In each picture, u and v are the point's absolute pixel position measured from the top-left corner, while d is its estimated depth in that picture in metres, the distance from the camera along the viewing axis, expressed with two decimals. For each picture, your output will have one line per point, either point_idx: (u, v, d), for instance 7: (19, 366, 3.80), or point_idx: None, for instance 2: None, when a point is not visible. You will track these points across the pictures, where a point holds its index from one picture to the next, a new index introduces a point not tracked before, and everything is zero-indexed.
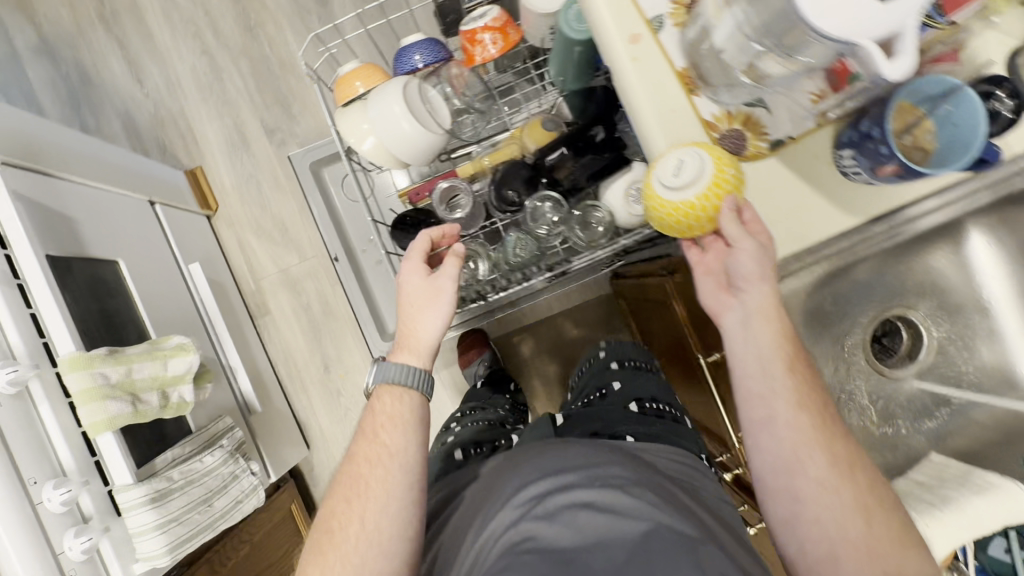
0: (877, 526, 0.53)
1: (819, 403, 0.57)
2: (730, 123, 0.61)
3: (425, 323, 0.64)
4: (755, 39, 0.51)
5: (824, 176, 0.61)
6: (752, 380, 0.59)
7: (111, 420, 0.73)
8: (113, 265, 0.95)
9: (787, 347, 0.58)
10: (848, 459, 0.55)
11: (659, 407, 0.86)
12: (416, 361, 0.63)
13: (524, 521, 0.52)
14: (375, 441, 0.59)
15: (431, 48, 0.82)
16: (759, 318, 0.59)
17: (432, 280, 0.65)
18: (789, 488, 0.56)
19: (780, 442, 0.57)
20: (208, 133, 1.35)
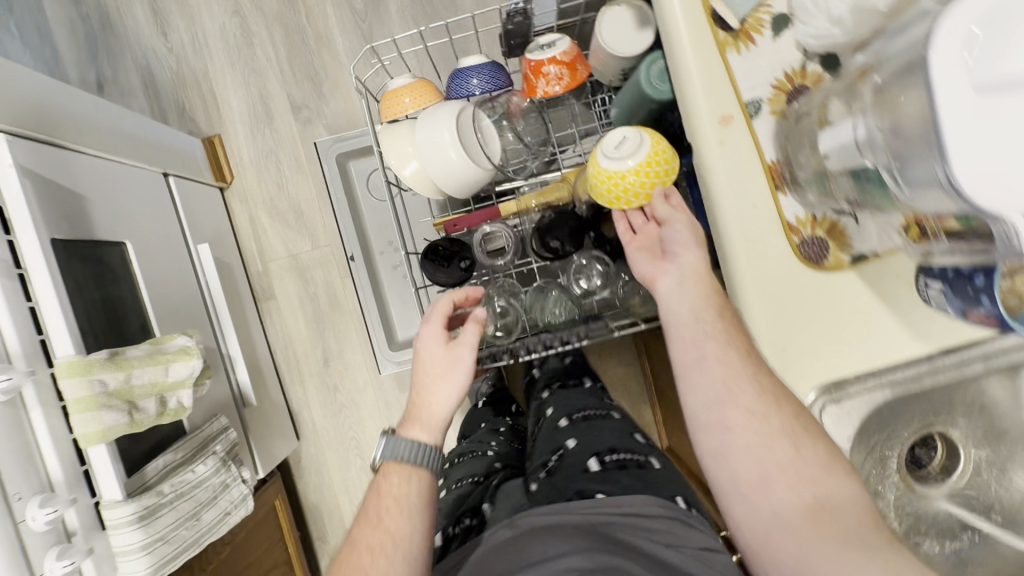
0: (806, 453, 0.50)
1: (747, 342, 0.55)
2: (813, 229, 0.57)
3: (440, 395, 0.64)
4: (871, 162, 0.46)
5: (903, 299, 0.57)
6: (683, 328, 0.57)
7: (105, 431, 0.69)
8: (119, 247, 0.89)
9: (714, 297, 0.58)
10: (774, 390, 0.53)
11: (624, 456, 0.74)
12: (427, 437, 0.62)
13: None
14: (378, 525, 0.55)
15: (492, 73, 0.74)
16: (693, 279, 0.59)
17: (450, 349, 0.66)
18: (720, 419, 0.53)
19: (710, 377, 0.54)
20: (230, 100, 1.28)
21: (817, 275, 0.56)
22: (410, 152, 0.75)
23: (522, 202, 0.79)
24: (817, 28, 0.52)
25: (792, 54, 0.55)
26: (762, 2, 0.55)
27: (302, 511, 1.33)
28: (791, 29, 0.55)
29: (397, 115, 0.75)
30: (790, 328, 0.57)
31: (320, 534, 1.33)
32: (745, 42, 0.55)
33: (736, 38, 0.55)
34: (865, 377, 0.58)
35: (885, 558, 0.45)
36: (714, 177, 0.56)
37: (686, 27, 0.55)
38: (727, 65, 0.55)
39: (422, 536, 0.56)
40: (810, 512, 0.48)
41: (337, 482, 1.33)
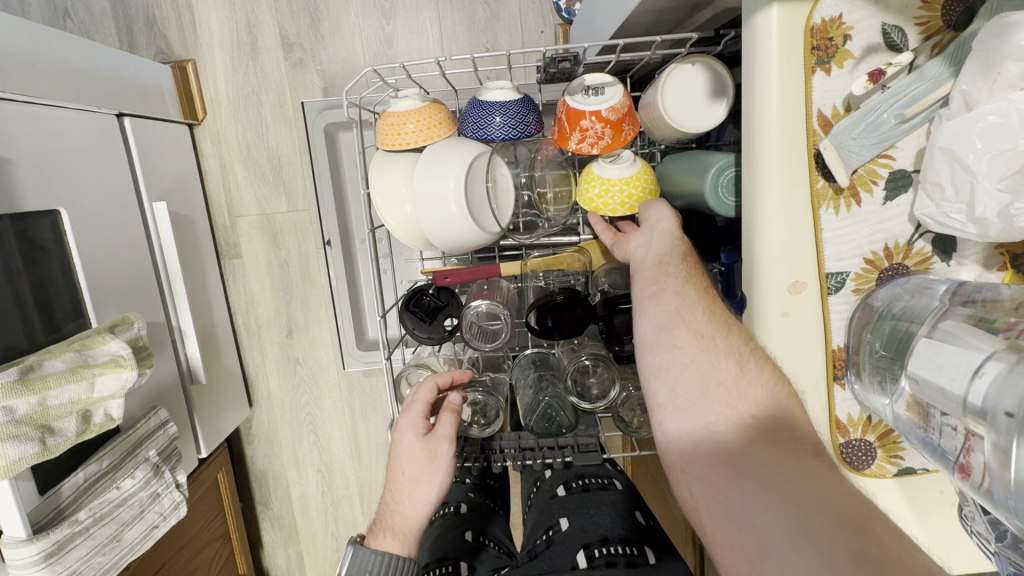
0: (751, 375, 0.42)
1: (707, 285, 0.48)
2: (864, 431, 0.47)
3: (414, 498, 0.56)
4: (973, 426, 0.36)
5: (939, 518, 0.49)
6: (645, 267, 0.51)
7: (8, 467, 0.60)
8: (52, 215, 0.76)
9: (683, 249, 0.51)
10: (728, 322, 0.45)
11: (617, 550, 0.54)
12: (400, 548, 0.55)
13: None
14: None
15: (520, 114, 0.60)
16: (664, 236, 0.53)
17: (426, 445, 0.56)
18: (669, 340, 0.44)
19: (662, 300, 0.46)
20: (211, 22, 1.08)
21: (853, 479, 0.48)
22: (405, 195, 0.62)
23: (526, 265, 0.68)
24: (946, 216, 0.40)
25: (902, 225, 0.43)
26: (883, 150, 0.42)
27: (247, 477, 1.28)
28: (910, 195, 0.43)
29: (397, 146, 0.61)
30: None
31: (264, 501, 1.30)
32: (847, 200, 0.43)
33: (837, 192, 0.43)
34: None
35: (826, 488, 0.37)
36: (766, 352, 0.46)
37: (777, 161, 0.42)
38: (816, 223, 0.43)
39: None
40: (746, 433, 0.40)
41: (287, 456, 1.27)
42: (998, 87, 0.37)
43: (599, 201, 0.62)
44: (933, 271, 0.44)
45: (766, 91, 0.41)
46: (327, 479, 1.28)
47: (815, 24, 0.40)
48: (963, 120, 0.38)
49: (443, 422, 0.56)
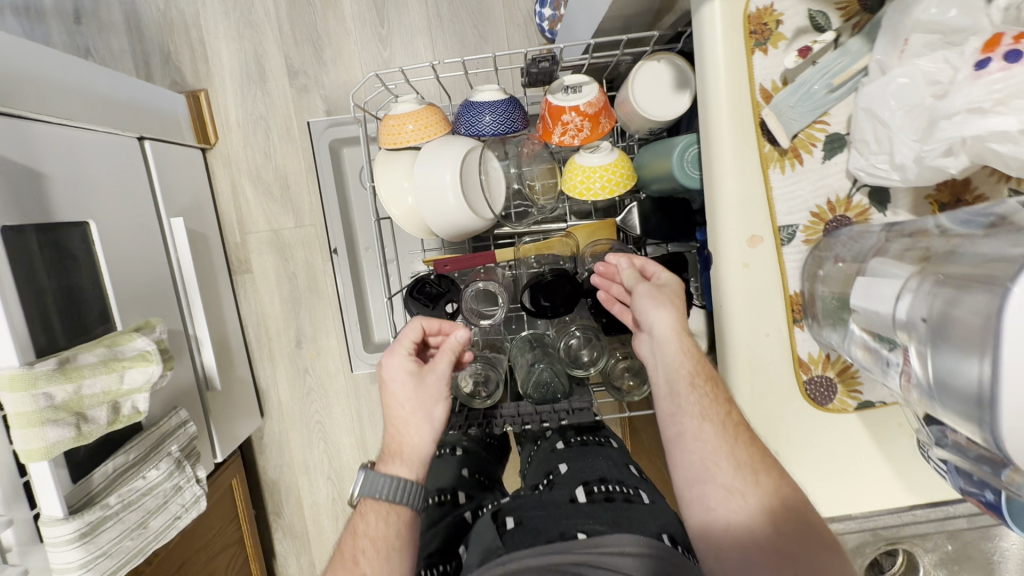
0: (787, 534, 0.44)
1: (727, 409, 0.51)
2: (824, 368, 0.53)
3: (419, 427, 0.57)
4: (902, 339, 0.42)
5: (899, 449, 0.54)
6: (662, 401, 0.54)
7: (47, 448, 0.65)
8: (82, 228, 0.82)
9: (691, 362, 0.54)
10: (753, 465, 0.48)
11: (614, 488, 0.60)
12: (408, 472, 0.56)
13: None
14: (354, 571, 0.49)
15: (506, 111, 0.67)
16: (671, 346, 0.55)
17: (422, 378, 0.59)
18: (702, 500, 0.47)
19: (688, 455, 0.50)
20: (221, 54, 1.16)
21: (818, 415, 0.53)
22: (406, 188, 0.69)
23: (519, 251, 0.73)
24: (874, 167, 0.46)
25: (840, 181, 0.50)
26: (819, 117, 0.49)
27: (259, 486, 1.32)
28: (845, 155, 0.49)
29: (398, 144, 0.68)
30: (799, 450, 0.54)
31: (276, 510, 1.33)
32: (792, 160, 0.49)
33: (782, 154, 0.49)
34: (845, 520, 0.56)
35: None
36: (731, 299, 0.52)
37: (728, 132, 0.49)
38: (766, 183, 0.50)
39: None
40: None
41: (298, 464, 1.31)
42: (906, 54, 0.44)
43: (581, 188, 0.69)
44: (872, 220, 0.50)
45: (715, 70, 0.48)
46: (338, 486, 1.32)
47: (751, 12, 0.47)
48: (880, 84, 0.45)
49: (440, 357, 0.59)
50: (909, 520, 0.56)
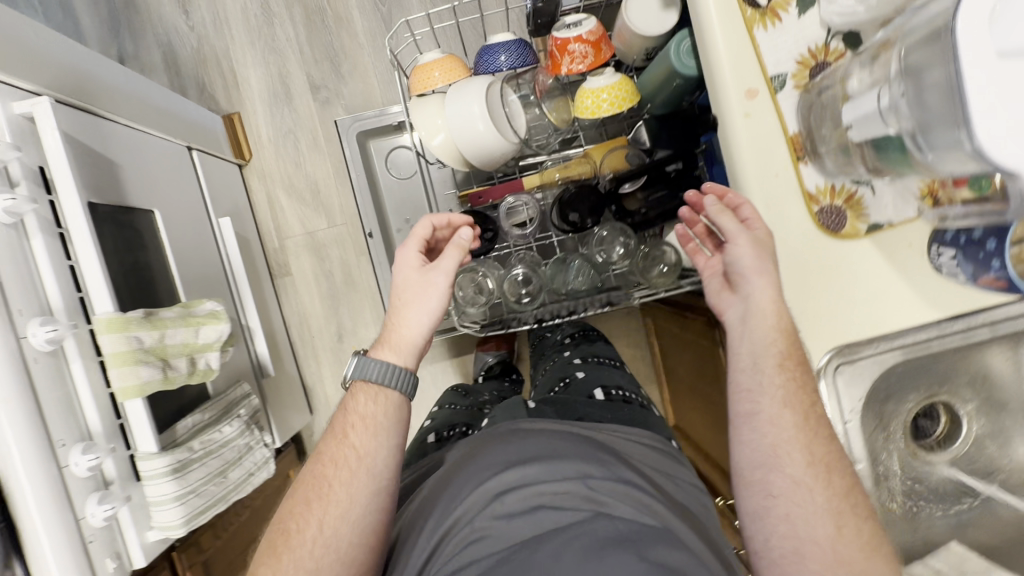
0: (847, 538, 0.49)
1: (807, 399, 0.54)
2: (832, 198, 0.59)
3: (413, 319, 0.63)
4: (894, 129, 0.49)
5: (913, 268, 0.59)
6: (742, 374, 0.57)
7: (141, 387, 0.71)
8: (148, 216, 0.91)
9: (779, 339, 0.56)
10: (825, 461, 0.52)
11: (622, 393, 0.85)
12: (397, 359, 0.62)
13: (478, 519, 0.57)
14: (343, 441, 0.58)
15: (518, 50, 0.77)
16: (758, 317, 0.57)
17: (425, 273, 0.64)
18: (764, 483, 0.52)
19: (757, 438, 0.54)
20: (250, 79, 1.30)
21: (833, 241, 0.59)
22: (439, 125, 0.77)
23: (544, 175, 0.82)
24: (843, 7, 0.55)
25: (816, 31, 0.58)
26: None
27: None
28: (816, 7, 0.57)
29: (428, 89, 0.77)
30: (819, 281, 0.60)
31: None
32: (771, 19, 0.58)
33: (763, 14, 0.58)
34: (877, 341, 0.61)
35: None
36: (738, 145, 0.59)
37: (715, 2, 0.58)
38: (753, 39, 0.58)
39: (387, 453, 0.59)
40: None
41: None
42: None
43: (589, 111, 0.78)
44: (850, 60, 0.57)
45: None
46: None
47: None
48: None
49: (445, 256, 0.63)
50: (938, 333, 0.61)
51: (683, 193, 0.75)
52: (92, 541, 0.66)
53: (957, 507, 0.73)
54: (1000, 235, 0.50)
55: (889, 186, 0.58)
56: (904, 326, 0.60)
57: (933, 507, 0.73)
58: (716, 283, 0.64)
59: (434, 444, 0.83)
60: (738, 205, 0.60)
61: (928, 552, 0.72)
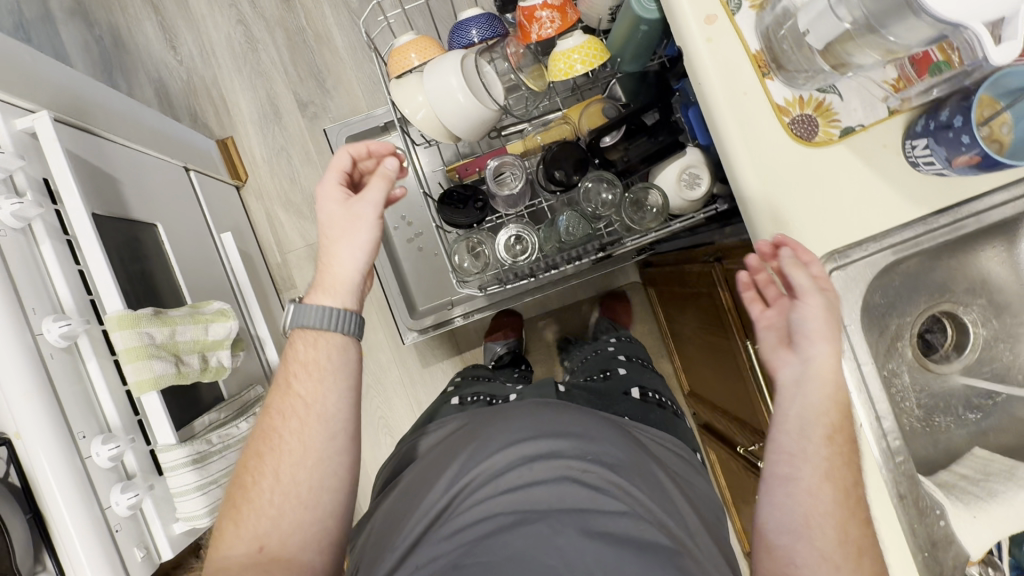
0: None
1: (848, 476, 0.56)
2: (802, 109, 0.61)
3: (344, 258, 0.62)
4: (847, 22, 0.51)
5: (891, 166, 0.61)
6: (788, 438, 0.58)
7: (156, 379, 0.73)
8: (152, 229, 0.94)
9: (831, 412, 0.57)
10: (858, 544, 0.55)
11: (656, 396, 0.87)
12: (335, 302, 0.62)
13: (501, 478, 0.63)
14: (288, 392, 0.61)
15: (488, 23, 0.80)
16: (815, 384, 0.57)
17: (349, 206, 0.62)
18: (782, 550, 0.56)
19: (792, 505, 0.57)
20: (240, 104, 1.34)
21: (809, 147, 0.61)
22: (421, 101, 0.80)
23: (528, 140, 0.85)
24: None
25: None
26: None
27: None
28: None
29: (404, 70, 0.80)
30: (800, 190, 0.61)
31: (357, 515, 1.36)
32: None
33: None
34: (866, 243, 0.61)
35: None
36: (705, 70, 0.61)
37: None
38: None
39: (335, 396, 0.61)
40: None
41: (369, 462, 1.35)
42: None
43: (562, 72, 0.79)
44: None
45: None
46: None
47: None
48: None
49: (370, 187, 0.61)
50: (924, 230, 0.61)
51: (664, 137, 0.76)
52: (118, 530, 0.67)
53: (975, 415, 0.73)
54: (966, 112, 0.53)
55: (855, 89, 0.60)
56: (893, 226, 0.61)
57: (951, 418, 0.73)
58: (772, 341, 0.61)
59: (459, 404, 0.85)
60: (807, 259, 0.59)
61: (952, 463, 0.72)
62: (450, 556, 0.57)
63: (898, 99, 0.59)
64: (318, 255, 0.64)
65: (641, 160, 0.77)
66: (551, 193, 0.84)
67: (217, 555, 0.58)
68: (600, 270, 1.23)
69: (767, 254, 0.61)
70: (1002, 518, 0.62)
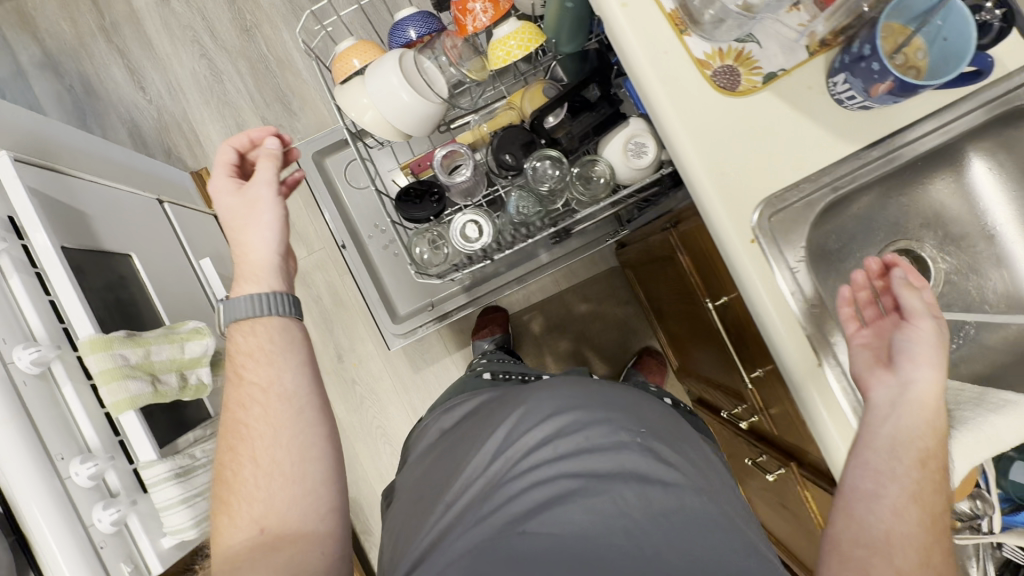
0: None
1: (938, 503, 0.52)
2: (722, 60, 0.62)
3: (255, 241, 0.67)
4: None
5: (818, 106, 0.61)
6: (875, 454, 0.54)
7: (132, 399, 0.74)
8: (127, 259, 0.96)
9: (928, 437, 0.53)
10: (938, 566, 0.51)
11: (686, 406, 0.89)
12: (261, 286, 0.67)
13: (553, 444, 0.66)
14: (240, 381, 0.64)
15: (424, 21, 0.85)
16: (910, 408, 0.54)
17: (244, 192, 0.67)
18: (860, 564, 0.52)
19: (875, 521, 0.52)
20: (211, 135, 1.38)
21: (733, 95, 0.61)
22: (366, 102, 0.81)
23: (476, 130, 0.87)
24: None
25: None
26: None
27: None
28: None
29: (348, 74, 0.83)
30: (732, 140, 0.61)
31: (364, 526, 1.36)
32: None
33: None
34: (804, 183, 0.62)
35: None
36: (624, 34, 0.62)
37: None
38: None
39: (290, 373, 0.65)
40: None
41: (371, 473, 1.36)
42: None
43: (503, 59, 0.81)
44: None
45: None
46: None
47: None
48: None
49: (258, 169, 0.67)
50: (860, 163, 0.62)
51: (604, 109, 0.79)
52: (103, 546, 0.68)
53: None
54: (873, 40, 0.54)
55: (771, 37, 0.62)
56: (829, 163, 0.61)
57: None
58: (871, 364, 0.58)
59: (489, 381, 0.90)
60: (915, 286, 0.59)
61: None
62: (508, 528, 0.60)
63: (805, 36, 0.61)
64: (231, 249, 0.68)
65: (585, 133, 0.80)
66: (505, 177, 0.85)
67: (220, 549, 0.61)
68: (576, 255, 1.24)
69: (874, 273, 0.64)
70: (977, 444, 0.60)
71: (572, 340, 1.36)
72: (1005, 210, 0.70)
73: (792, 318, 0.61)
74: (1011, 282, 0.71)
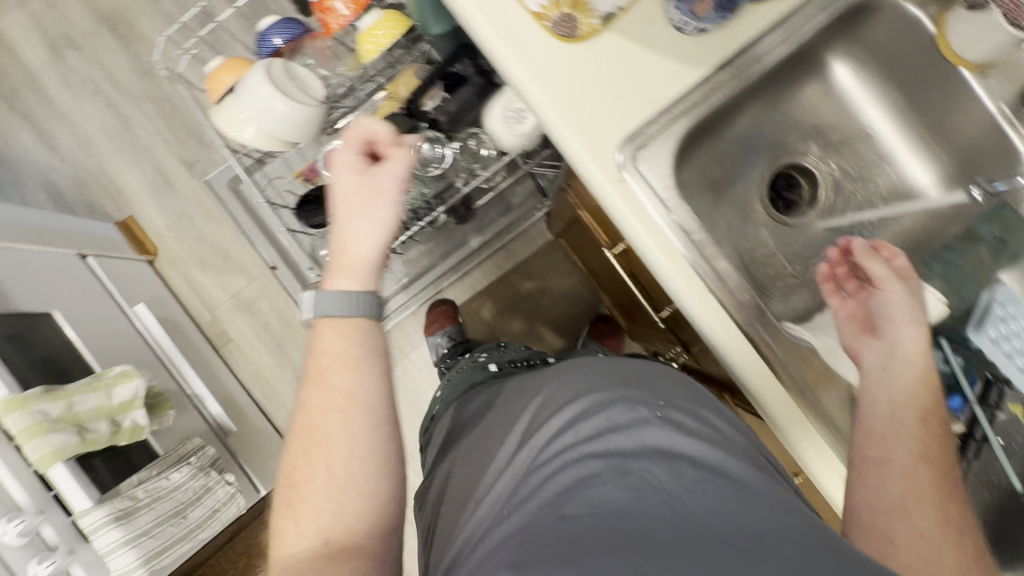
0: None
1: (945, 461, 0.52)
2: (559, 9, 0.61)
3: (361, 233, 0.56)
4: None
5: (659, 36, 0.62)
6: (877, 417, 0.55)
7: (58, 450, 0.73)
8: (48, 317, 0.96)
9: (922, 395, 0.55)
10: (959, 523, 0.50)
11: None
12: (356, 285, 0.56)
13: (576, 425, 0.56)
14: (325, 385, 0.53)
15: (288, 25, 0.83)
16: (900, 367, 0.56)
17: (371, 176, 0.58)
18: (882, 531, 0.50)
19: (887, 486, 0.52)
20: (131, 182, 1.37)
21: (574, 41, 0.62)
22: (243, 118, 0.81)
23: None
24: None
25: None
26: None
27: None
28: None
29: (221, 93, 0.83)
30: (583, 85, 0.62)
31: None
32: None
33: None
34: (661, 115, 0.62)
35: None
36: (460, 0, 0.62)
37: None
38: None
39: (373, 382, 0.54)
40: None
41: None
42: None
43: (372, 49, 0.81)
44: None
45: None
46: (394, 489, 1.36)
47: None
48: None
49: (395, 159, 0.58)
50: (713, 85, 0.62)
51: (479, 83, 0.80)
52: None
53: None
54: None
55: None
56: (683, 91, 0.62)
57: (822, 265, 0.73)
58: (861, 333, 0.59)
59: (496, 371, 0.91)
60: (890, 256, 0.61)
61: None
62: (538, 517, 0.49)
63: None
64: (331, 241, 0.57)
65: (457, 109, 0.80)
66: None
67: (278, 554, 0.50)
68: (505, 233, 1.25)
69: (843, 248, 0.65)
70: None
71: (524, 319, 1.37)
72: (876, 109, 0.71)
73: (672, 248, 0.62)
74: (894, 178, 0.72)
